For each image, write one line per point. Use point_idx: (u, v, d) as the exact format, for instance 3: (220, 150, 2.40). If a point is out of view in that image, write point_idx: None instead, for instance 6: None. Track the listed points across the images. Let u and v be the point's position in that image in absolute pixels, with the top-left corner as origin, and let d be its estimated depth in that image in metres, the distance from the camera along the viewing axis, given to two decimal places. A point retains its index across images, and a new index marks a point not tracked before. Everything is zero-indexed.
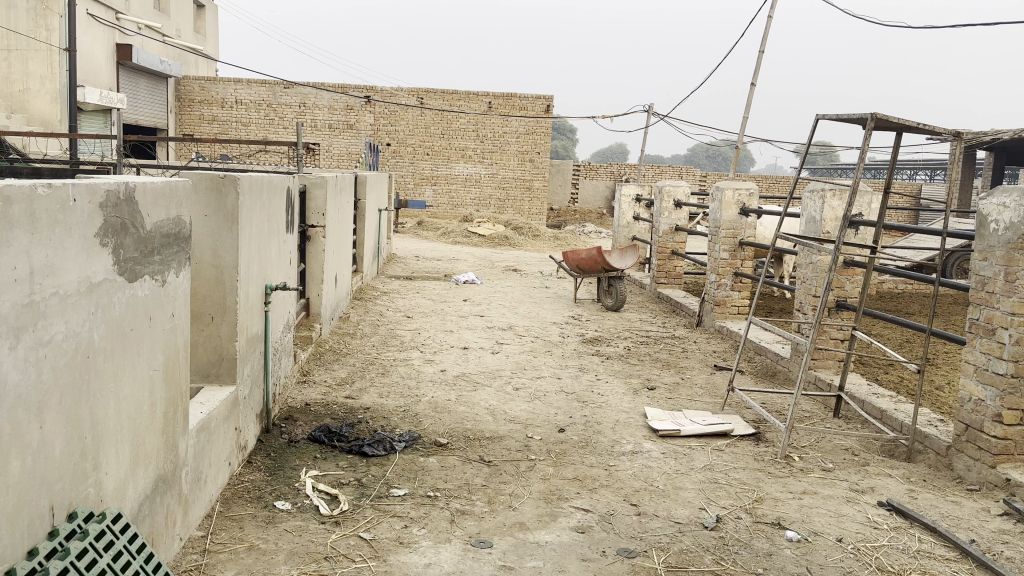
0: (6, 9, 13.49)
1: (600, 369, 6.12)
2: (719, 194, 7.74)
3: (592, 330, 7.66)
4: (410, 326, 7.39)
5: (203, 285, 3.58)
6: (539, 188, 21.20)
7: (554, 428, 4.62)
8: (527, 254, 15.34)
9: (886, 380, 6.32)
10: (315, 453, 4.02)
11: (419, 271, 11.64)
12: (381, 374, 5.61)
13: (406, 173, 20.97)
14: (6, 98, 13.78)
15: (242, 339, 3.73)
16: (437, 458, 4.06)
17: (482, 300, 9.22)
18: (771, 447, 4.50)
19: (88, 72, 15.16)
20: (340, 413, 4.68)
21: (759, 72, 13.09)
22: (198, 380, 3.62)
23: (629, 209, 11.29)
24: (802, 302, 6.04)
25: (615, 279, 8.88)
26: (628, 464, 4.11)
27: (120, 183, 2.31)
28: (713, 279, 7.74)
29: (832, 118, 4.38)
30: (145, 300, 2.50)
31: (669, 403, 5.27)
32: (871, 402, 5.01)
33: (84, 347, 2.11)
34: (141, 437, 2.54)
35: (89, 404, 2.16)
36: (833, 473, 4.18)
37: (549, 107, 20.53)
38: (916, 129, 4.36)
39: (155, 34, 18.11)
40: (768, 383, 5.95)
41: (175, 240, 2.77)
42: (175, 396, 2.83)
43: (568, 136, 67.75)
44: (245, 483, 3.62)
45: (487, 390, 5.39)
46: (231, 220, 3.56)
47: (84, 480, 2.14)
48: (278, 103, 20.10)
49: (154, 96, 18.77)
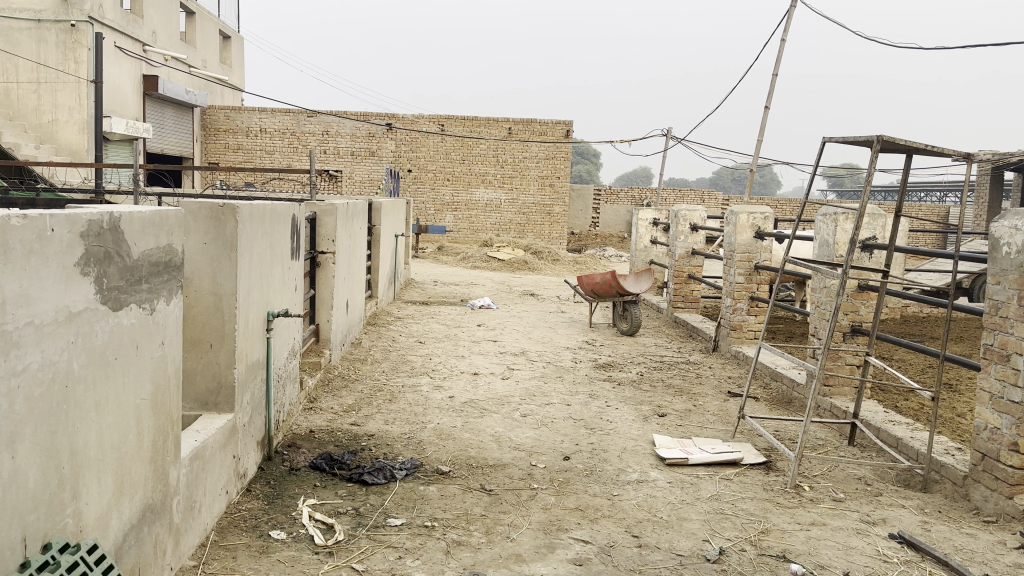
0: (37, 44, 13.95)
1: (610, 396, 6.04)
2: (733, 218, 7.67)
3: (605, 356, 7.59)
4: (422, 351, 7.37)
5: (202, 312, 3.58)
6: (560, 213, 21.22)
7: (559, 456, 4.56)
8: (545, 279, 15.33)
9: (904, 407, 6.18)
10: (315, 482, 3.99)
11: (436, 296, 11.66)
12: (387, 401, 5.58)
13: (427, 199, 21.12)
14: (36, 128, 14.16)
15: (242, 367, 3.72)
16: (438, 486, 4.01)
17: (496, 325, 9.18)
18: (781, 477, 4.39)
19: (115, 103, 15.48)
20: (344, 441, 4.65)
21: (773, 96, 13.35)
22: (197, 408, 3.61)
23: (646, 233, 11.24)
24: (817, 327, 5.93)
25: (630, 303, 8.81)
26: (632, 493, 4.02)
27: (103, 212, 2.32)
28: (729, 304, 7.64)
29: (838, 140, 4.31)
30: (131, 329, 2.50)
31: (679, 431, 5.17)
32: (887, 430, 4.88)
33: (62, 376, 2.11)
34: (126, 465, 2.52)
35: (68, 434, 2.15)
36: (843, 504, 4.06)
37: (569, 132, 20.60)
38: (926, 150, 4.28)
39: (181, 66, 18.50)
40: (783, 410, 5.83)
41: (166, 268, 2.78)
42: (165, 423, 2.82)
43: (591, 161, 68.08)
44: (242, 511, 3.59)
45: (494, 416, 5.34)
46: (230, 247, 3.56)
47: (60, 510, 2.12)
48: (302, 132, 20.41)
49: (180, 126, 19.11)
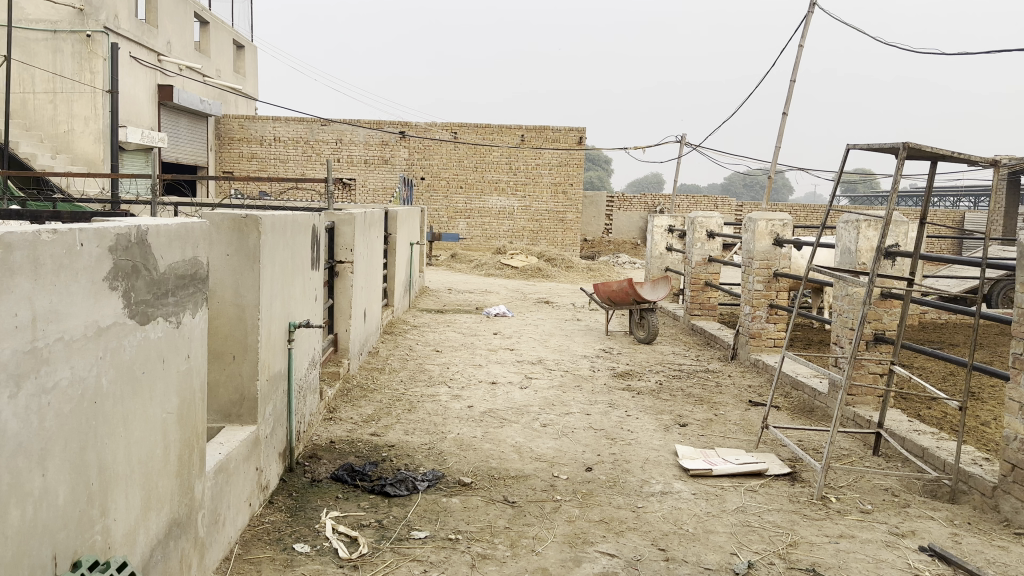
0: (53, 54, 14.09)
1: (630, 405, 5.99)
2: (752, 225, 7.62)
3: (623, 364, 7.54)
4: (439, 360, 7.34)
5: (225, 324, 3.57)
6: (573, 220, 21.19)
7: (582, 467, 4.52)
8: (559, 286, 15.30)
9: (928, 415, 6.10)
10: (337, 494, 3.97)
11: (451, 303, 11.65)
12: (407, 411, 5.55)
13: (440, 207, 21.13)
14: (53, 139, 14.28)
15: (264, 378, 3.71)
16: (460, 498, 3.98)
17: (512, 333, 9.15)
18: (807, 488, 4.33)
19: (130, 113, 15.58)
20: (365, 451, 4.63)
21: (791, 101, 13.28)
22: (220, 420, 3.60)
23: (662, 240, 11.19)
24: (839, 335, 5.87)
25: (647, 311, 8.76)
26: (657, 505, 3.98)
27: (131, 226, 2.31)
28: (748, 311, 7.58)
29: (863, 147, 4.27)
30: (158, 343, 2.49)
31: (701, 441, 5.13)
32: (912, 440, 4.82)
33: (91, 392, 2.09)
34: (153, 480, 2.50)
35: (97, 450, 2.14)
36: (871, 515, 4.01)
37: (581, 138, 20.58)
38: (952, 157, 4.23)
39: (195, 75, 18.61)
40: (805, 419, 5.77)
41: (191, 281, 2.76)
42: (190, 436, 2.80)
43: (602, 167, 68.07)
44: (265, 524, 3.57)
45: (514, 426, 5.31)
46: (252, 259, 3.55)
47: (90, 527, 2.11)
48: (315, 140, 20.48)
49: (194, 135, 19.21)
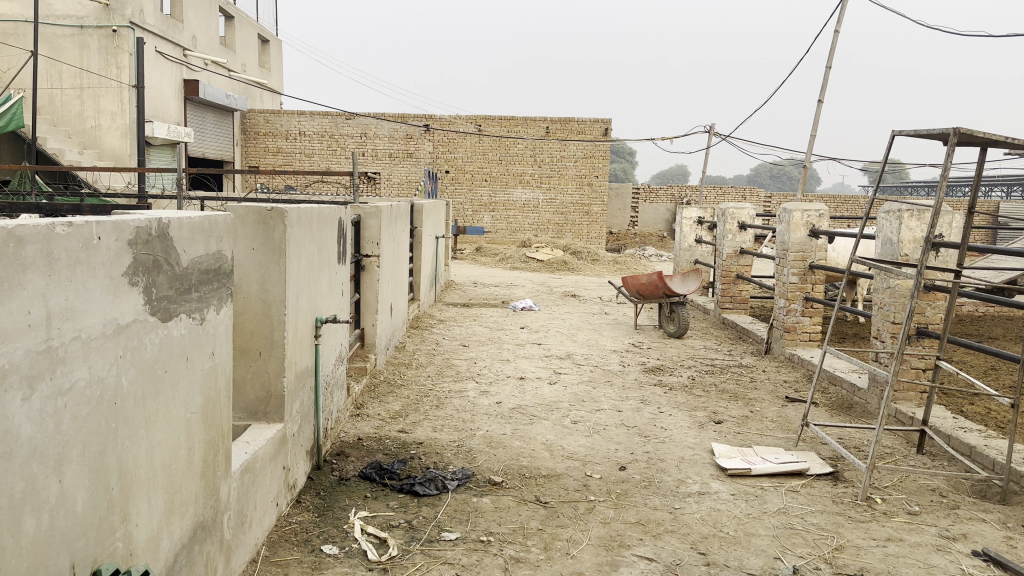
0: (80, 50, 14.18)
1: (663, 401, 5.84)
2: (786, 216, 7.42)
3: (653, 359, 7.39)
4: (466, 355, 7.24)
5: (250, 319, 3.48)
6: (598, 213, 21.01)
7: (615, 466, 4.39)
8: (586, 280, 15.16)
9: (973, 412, 5.89)
10: (365, 493, 3.86)
11: (478, 297, 11.56)
12: (434, 407, 5.45)
13: (465, 200, 21.06)
14: (80, 134, 14.39)
15: (291, 374, 3.62)
16: (491, 498, 3.86)
17: (540, 327, 9.01)
18: (850, 488, 4.17)
19: (157, 107, 15.64)
20: (392, 449, 4.53)
21: (825, 89, 13.03)
22: (246, 418, 3.51)
23: (691, 232, 11.00)
24: (880, 328, 5.69)
25: (677, 304, 8.59)
26: (695, 506, 3.84)
27: (152, 219, 2.22)
28: (782, 304, 7.40)
29: (910, 134, 4.09)
30: (181, 340, 2.40)
31: (738, 439, 4.98)
32: (959, 438, 4.64)
33: (110, 393, 2.00)
34: (176, 482, 2.42)
35: (118, 452, 2.05)
36: (919, 517, 3.83)
37: (607, 130, 20.36)
38: (1004, 143, 4.04)
39: (220, 70, 18.67)
40: (845, 416, 5.60)
41: (215, 276, 2.66)
42: (215, 436, 2.72)
43: (628, 160, 67.84)
44: (292, 525, 3.48)
45: (543, 423, 5.18)
46: (278, 253, 3.45)
47: (110, 534, 2.03)
48: (340, 135, 20.49)
49: (220, 130, 19.28)
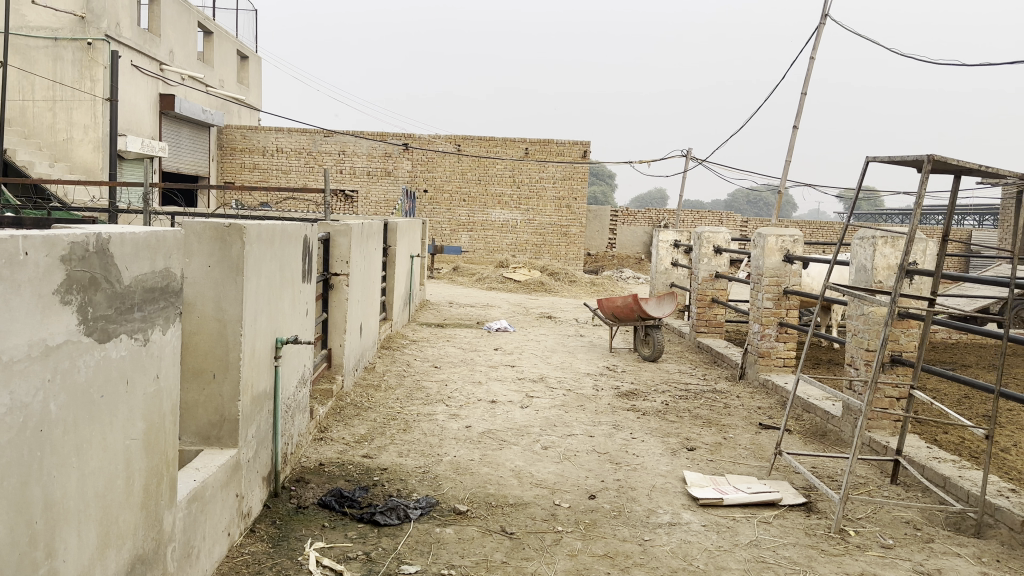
0: (54, 62, 13.96)
1: (636, 427, 5.73)
2: (761, 240, 7.39)
3: (627, 383, 7.29)
4: (437, 377, 7.10)
5: (203, 339, 3.33)
6: (576, 234, 20.98)
7: (585, 494, 4.27)
8: (562, 301, 15.10)
9: (946, 441, 5.84)
10: (323, 522, 3.71)
11: (452, 318, 11.43)
12: (401, 431, 5.30)
13: (443, 220, 20.97)
14: (51, 146, 14.15)
15: (247, 398, 3.48)
16: (455, 528, 3.73)
17: (514, 349, 8.90)
18: (824, 519, 4.08)
19: (131, 121, 15.41)
20: (355, 475, 4.38)
21: (799, 116, 13.18)
22: (198, 443, 3.37)
23: (667, 255, 10.96)
24: (854, 355, 5.64)
25: (652, 328, 8.52)
26: (665, 538, 3.73)
27: (90, 234, 2.10)
28: (757, 330, 7.35)
29: (885, 159, 4.04)
30: (120, 362, 2.27)
31: (711, 467, 4.88)
32: (933, 469, 4.56)
33: (36, 419, 1.86)
34: (112, 513, 2.27)
35: (43, 484, 1.91)
36: (893, 551, 3.75)
37: (586, 152, 20.44)
38: (979, 171, 4.00)
39: (197, 85, 18.50)
40: (818, 444, 5.53)
41: (162, 295, 2.54)
42: (159, 464, 2.57)
43: (607, 182, 68.32)
44: (245, 556, 3.32)
45: (513, 449, 5.06)
46: (236, 270, 3.32)
47: (33, 572, 1.87)
48: (318, 152, 20.38)
49: (196, 145, 19.07)
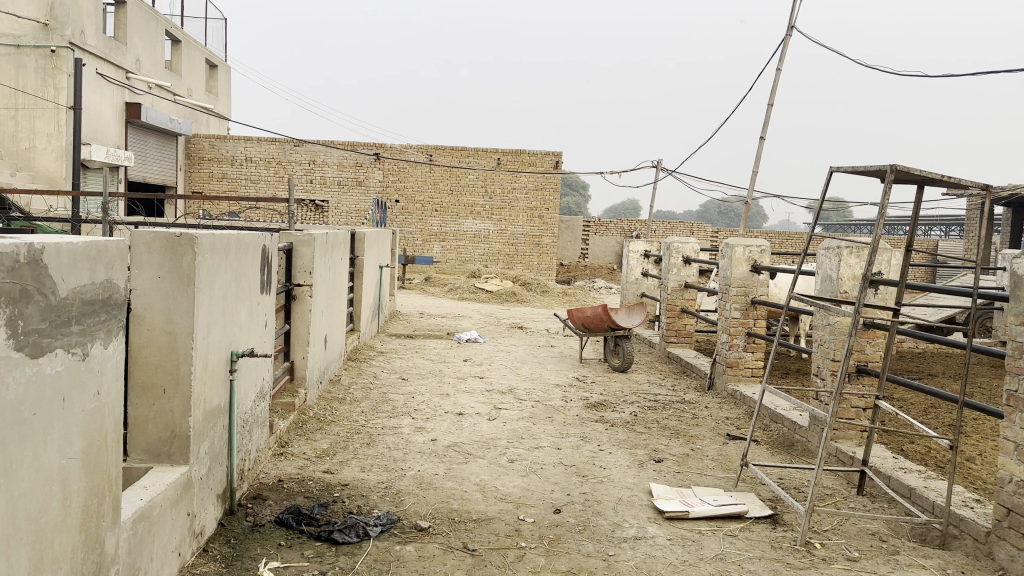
0: (16, 70, 13.71)
1: (603, 439, 5.68)
2: (728, 251, 7.40)
3: (597, 394, 7.23)
4: (404, 389, 7.00)
5: (153, 353, 3.23)
6: (549, 244, 20.97)
7: (550, 509, 4.20)
8: (533, 311, 15.06)
9: (912, 451, 5.87)
10: (279, 541, 3.61)
11: (422, 328, 11.31)
12: (365, 445, 5.20)
13: (415, 230, 20.86)
14: (13, 156, 13.78)
15: (199, 414, 3.37)
16: (416, 546, 3.64)
17: (483, 360, 8.82)
18: (790, 532, 4.05)
19: (96, 131, 15.15)
20: (315, 491, 4.27)
21: (767, 127, 13.31)
22: (148, 460, 3.27)
23: (638, 265, 10.96)
24: (820, 366, 5.65)
25: (622, 338, 8.49)
26: (629, 553, 3.67)
27: (20, 244, 2.00)
28: (725, 339, 7.34)
29: (849, 170, 4.05)
30: (56, 379, 2.16)
31: (677, 479, 4.83)
32: (898, 479, 4.55)
33: None
34: (46, 537, 2.16)
35: None
36: (859, 564, 3.72)
37: (558, 163, 20.46)
38: (941, 181, 4.02)
39: (164, 94, 18.28)
40: (785, 455, 5.52)
41: (103, 307, 2.44)
42: (100, 483, 2.47)
43: (580, 193, 68.69)
44: None
45: (478, 462, 4.98)
46: (187, 283, 3.22)
47: None
48: (288, 161, 20.20)
49: (163, 154, 18.80)
